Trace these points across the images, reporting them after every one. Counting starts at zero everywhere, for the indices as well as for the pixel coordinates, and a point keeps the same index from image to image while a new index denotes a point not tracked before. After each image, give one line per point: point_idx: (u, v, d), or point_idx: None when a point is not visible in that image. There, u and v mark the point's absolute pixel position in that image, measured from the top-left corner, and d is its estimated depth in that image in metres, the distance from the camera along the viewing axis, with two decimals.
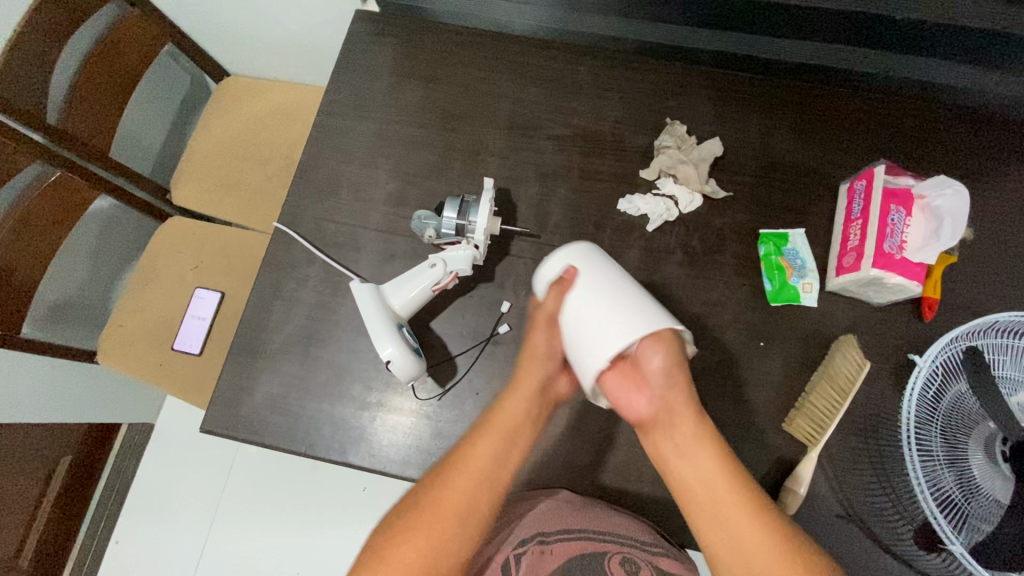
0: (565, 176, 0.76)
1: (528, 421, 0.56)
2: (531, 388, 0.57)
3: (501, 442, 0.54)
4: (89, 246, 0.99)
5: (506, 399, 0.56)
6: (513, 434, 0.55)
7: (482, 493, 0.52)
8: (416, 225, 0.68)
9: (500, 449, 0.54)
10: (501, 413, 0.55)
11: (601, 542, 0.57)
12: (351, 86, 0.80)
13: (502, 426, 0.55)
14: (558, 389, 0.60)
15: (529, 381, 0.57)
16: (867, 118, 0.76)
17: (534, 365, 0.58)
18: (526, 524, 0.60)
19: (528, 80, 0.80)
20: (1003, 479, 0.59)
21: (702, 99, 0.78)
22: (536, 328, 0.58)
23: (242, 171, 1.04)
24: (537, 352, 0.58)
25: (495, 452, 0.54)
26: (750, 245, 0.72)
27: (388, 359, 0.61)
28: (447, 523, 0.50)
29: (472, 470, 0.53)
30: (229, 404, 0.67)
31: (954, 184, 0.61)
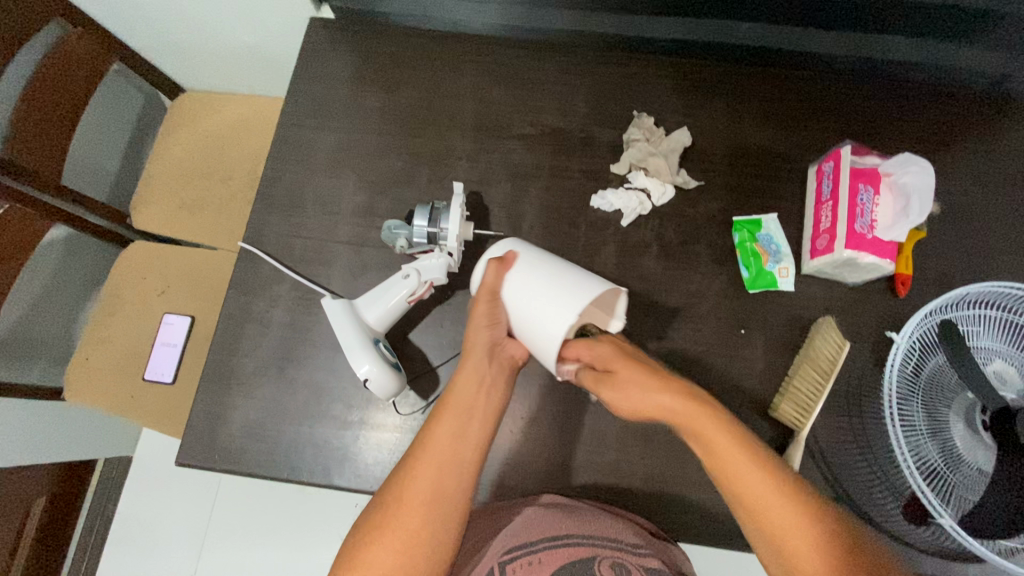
0: (536, 175, 0.75)
1: (480, 393, 0.56)
2: (478, 359, 0.57)
3: (460, 419, 0.55)
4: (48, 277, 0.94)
5: (456, 377, 0.57)
6: (464, 415, 0.55)
7: (448, 473, 0.52)
8: (387, 235, 0.66)
9: (457, 427, 0.54)
10: (451, 392, 0.56)
11: (591, 546, 0.53)
12: (311, 96, 0.78)
13: (454, 407, 0.55)
14: (510, 354, 0.60)
15: (477, 356, 0.58)
16: (830, 99, 0.77)
17: (478, 335, 0.58)
18: (512, 535, 0.56)
19: (492, 80, 0.79)
20: (984, 448, 0.61)
21: (670, 89, 0.77)
22: (478, 302, 0.58)
23: (205, 190, 1.01)
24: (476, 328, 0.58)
25: (452, 433, 0.54)
26: (724, 233, 0.72)
27: (365, 377, 0.57)
28: (415, 517, 0.49)
29: (432, 453, 0.53)
30: (204, 434, 0.65)
31: (917, 161, 0.62)
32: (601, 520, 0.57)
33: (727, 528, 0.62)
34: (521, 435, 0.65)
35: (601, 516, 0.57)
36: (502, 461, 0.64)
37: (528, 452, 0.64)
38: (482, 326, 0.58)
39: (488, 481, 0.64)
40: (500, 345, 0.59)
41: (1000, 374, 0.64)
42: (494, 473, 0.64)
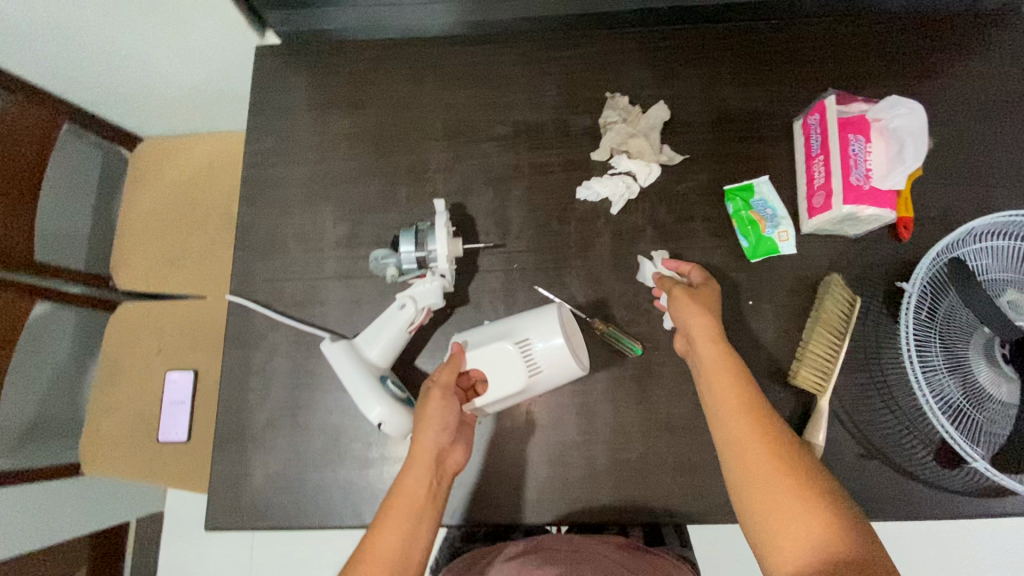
0: (517, 176, 0.72)
1: (430, 495, 0.54)
2: (422, 463, 0.55)
3: (407, 526, 0.52)
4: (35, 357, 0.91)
5: (404, 476, 0.54)
6: (416, 513, 0.53)
7: None
8: (376, 266, 0.64)
9: (407, 528, 0.52)
10: (401, 490, 0.54)
11: None
12: (272, 131, 0.75)
13: (403, 509, 0.53)
14: (452, 464, 0.57)
15: (421, 458, 0.55)
16: (803, 48, 0.74)
17: (424, 438, 0.55)
18: None
19: (455, 83, 0.76)
20: (1008, 381, 0.61)
21: (640, 64, 0.75)
22: (431, 397, 0.57)
23: (183, 240, 0.99)
24: (422, 432, 0.55)
25: (403, 538, 0.51)
26: (718, 205, 0.70)
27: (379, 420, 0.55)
28: None
29: (377, 559, 0.50)
30: (228, 495, 0.64)
31: (907, 102, 0.60)
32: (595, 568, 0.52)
33: None
34: (543, 444, 0.65)
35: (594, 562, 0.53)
36: (527, 474, 0.64)
37: (552, 459, 0.64)
38: (431, 432, 0.56)
39: (518, 496, 0.63)
40: (443, 454, 0.57)
41: (1016, 303, 0.63)
42: (523, 487, 0.64)
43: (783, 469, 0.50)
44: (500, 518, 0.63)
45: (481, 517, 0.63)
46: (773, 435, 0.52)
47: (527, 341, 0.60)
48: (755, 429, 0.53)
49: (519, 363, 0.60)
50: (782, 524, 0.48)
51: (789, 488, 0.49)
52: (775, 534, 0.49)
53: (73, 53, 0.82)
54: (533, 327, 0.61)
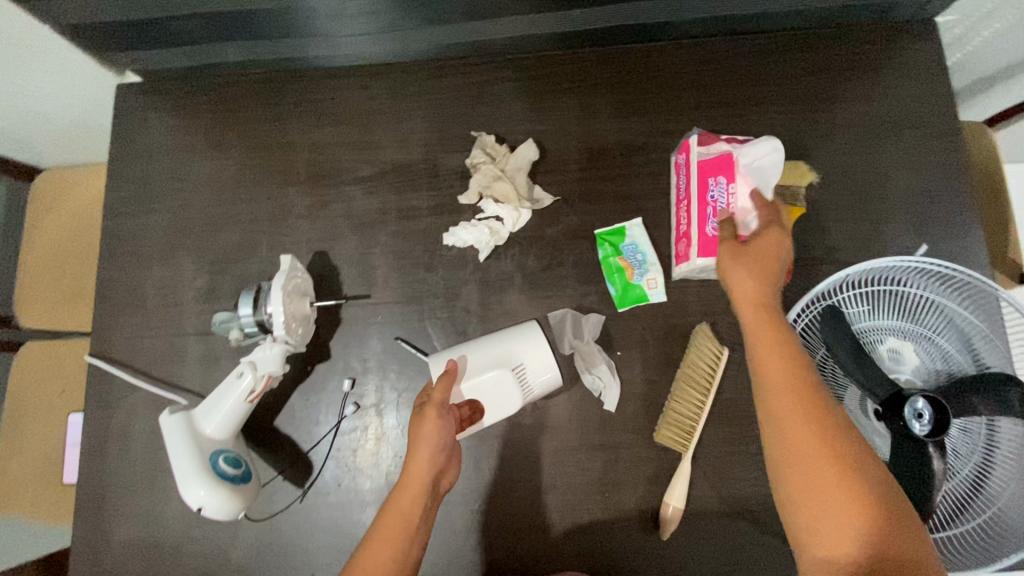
0: (383, 221, 0.69)
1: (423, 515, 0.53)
2: (420, 481, 0.52)
3: (400, 545, 0.51)
4: None
5: (398, 495, 0.52)
6: (408, 528, 0.51)
7: None
8: (219, 329, 0.61)
9: (399, 550, 0.50)
10: (391, 512, 0.52)
11: None
12: (131, 178, 0.72)
13: (394, 529, 0.51)
14: (443, 482, 0.56)
15: (427, 450, 0.53)
16: (687, 73, 0.69)
17: (420, 460, 0.53)
18: None
19: (321, 120, 0.72)
20: (880, 437, 0.58)
21: (514, 95, 0.70)
22: (427, 414, 0.54)
23: (82, 277, 0.97)
24: (417, 449, 0.53)
25: (393, 559, 0.50)
26: (589, 249, 0.66)
27: (200, 506, 0.52)
28: None
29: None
30: (88, 562, 0.64)
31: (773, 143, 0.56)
32: None
33: (623, 565, 0.60)
34: None
35: None
36: None
37: None
38: (425, 450, 0.53)
39: None
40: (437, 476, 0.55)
41: (896, 353, 0.60)
42: None
43: (826, 462, 0.44)
44: None
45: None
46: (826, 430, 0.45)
47: (521, 366, 0.60)
48: (801, 412, 0.45)
49: (511, 391, 0.59)
50: (824, 521, 0.43)
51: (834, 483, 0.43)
52: (818, 535, 0.43)
53: None
54: (529, 351, 0.60)
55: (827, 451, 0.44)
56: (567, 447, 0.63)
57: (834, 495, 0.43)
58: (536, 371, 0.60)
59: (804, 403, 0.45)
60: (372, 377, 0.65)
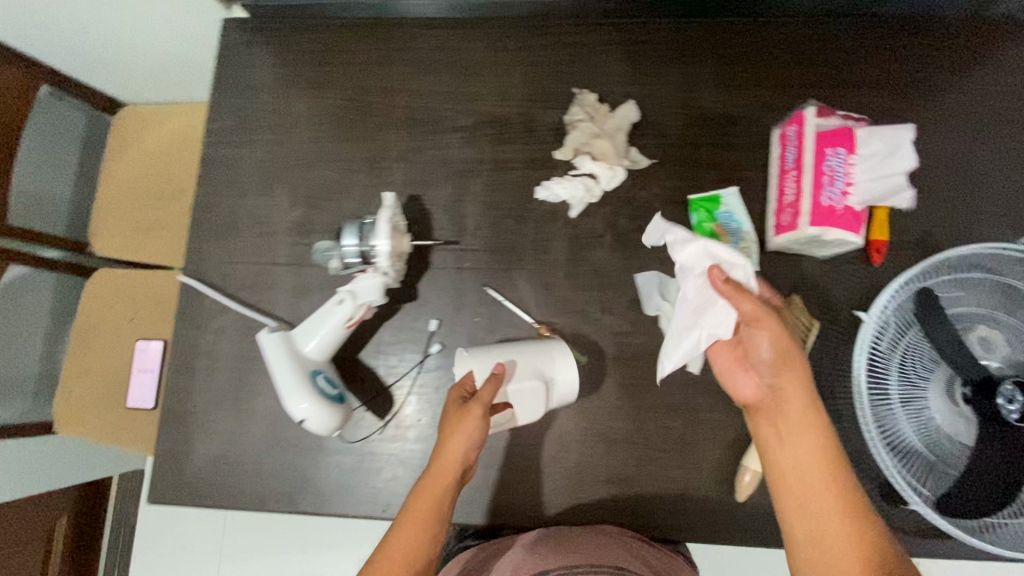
0: (477, 171, 0.70)
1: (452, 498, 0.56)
2: (455, 469, 0.56)
3: (428, 525, 0.54)
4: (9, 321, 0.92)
5: (432, 477, 0.56)
6: (440, 512, 0.55)
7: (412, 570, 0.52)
8: (320, 257, 0.63)
9: (430, 531, 0.54)
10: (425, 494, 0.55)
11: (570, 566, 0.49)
12: (233, 110, 0.74)
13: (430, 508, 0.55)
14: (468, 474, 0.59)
15: (463, 441, 0.56)
16: (790, 49, 0.69)
17: (457, 452, 0.56)
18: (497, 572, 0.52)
19: (422, 68, 0.73)
20: (965, 421, 0.58)
21: (614, 58, 0.71)
22: (470, 414, 0.57)
23: (157, 210, 0.99)
24: (451, 445, 0.56)
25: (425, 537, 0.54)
26: (681, 215, 0.67)
27: (304, 417, 0.55)
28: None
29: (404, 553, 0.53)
30: (172, 472, 0.66)
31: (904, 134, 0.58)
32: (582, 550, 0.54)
33: (695, 523, 0.61)
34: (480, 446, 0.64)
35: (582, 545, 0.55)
36: None
37: (489, 462, 0.64)
38: (463, 442, 0.56)
39: None
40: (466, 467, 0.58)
41: (986, 340, 0.60)
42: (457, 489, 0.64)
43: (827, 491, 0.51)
44: None
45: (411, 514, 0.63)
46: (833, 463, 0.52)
47: (553, 381, 0.61)
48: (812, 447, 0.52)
49: (543, 404, 0.61)
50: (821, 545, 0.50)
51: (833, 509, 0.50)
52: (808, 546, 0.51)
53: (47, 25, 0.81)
54: (560, 361, 0.61)
55: (829, 481, 0.51)
56: (645, 406, 0.64)
57: (834, 522, 0.50)
58: (564, 383, 0.61)
59: (814, 436, 0.53)
60: (458, 320, 0.67)
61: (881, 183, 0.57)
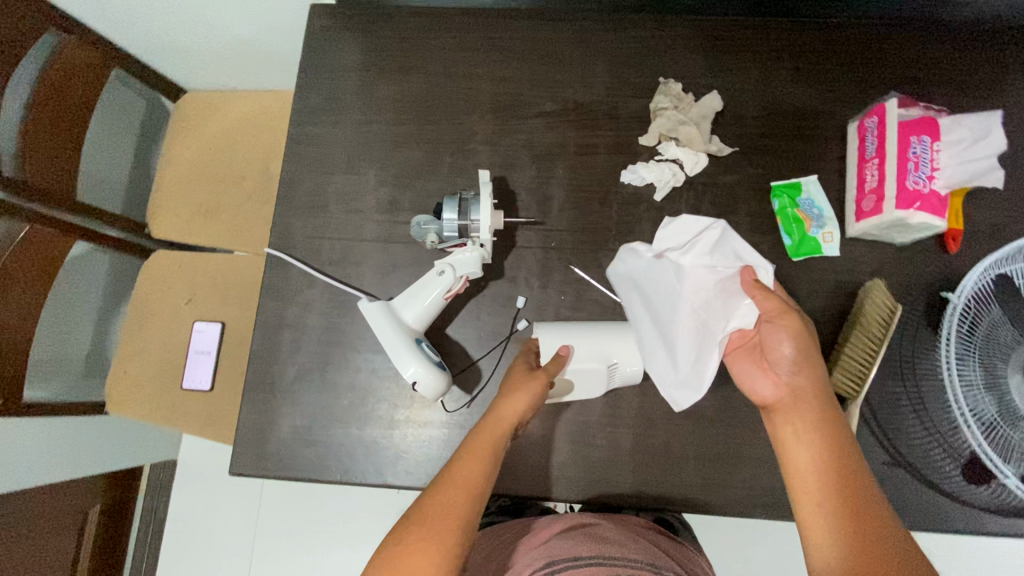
0: (562, 155, 0.72)
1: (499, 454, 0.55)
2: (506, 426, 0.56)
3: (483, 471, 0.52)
4: (67, 299, 0.92)
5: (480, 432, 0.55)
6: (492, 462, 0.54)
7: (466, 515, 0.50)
8: (416, 231, 0.64)
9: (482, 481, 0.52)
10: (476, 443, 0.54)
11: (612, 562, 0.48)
12: (320, 90, 0.75)
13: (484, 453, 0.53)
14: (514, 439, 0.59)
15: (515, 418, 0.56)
16: (865, 48, 0.72)
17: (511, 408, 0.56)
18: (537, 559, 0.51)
19: (507, 55, 0.75)
20: None
21: (695, 51, 0.73)
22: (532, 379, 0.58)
23: (217, 194, 1.00)
24: (503, 415, 0.56)
25: (474, 487, 0.51)
26: (763, 201, 0.69)
27: (414, 379, 0.57)
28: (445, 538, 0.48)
29: (457, 498, 0.50)
30: (255, 444, 0.65)
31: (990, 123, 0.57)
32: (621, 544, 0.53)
33: (782, 500, 0.62)
34: (568, 422, 0.65)
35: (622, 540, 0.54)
36: (550, 450, 0.64)
37: (577, 438, 0.64)
38: (518, 407, 0.56)
39: (536, 471, 0.64)
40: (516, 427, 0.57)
41: None
42: (546, 464, 0.64)
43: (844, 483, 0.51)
44: (520, 491, 0.64)
45: (499, 488, 0.63)
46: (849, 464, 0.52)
47: (616, 364, 0.63)
48: (830, 448, 0.53)
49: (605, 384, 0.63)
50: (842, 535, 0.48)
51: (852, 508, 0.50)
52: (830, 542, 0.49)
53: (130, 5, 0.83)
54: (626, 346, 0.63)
55: (843, 471, 0.52)
56: (731, 385, 0.65)
57: (846, 512, 0.49)
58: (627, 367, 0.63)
59: (829, 436, 0.53)
60: (544, 298, 0.68)
61: (970, 167, 0.57)
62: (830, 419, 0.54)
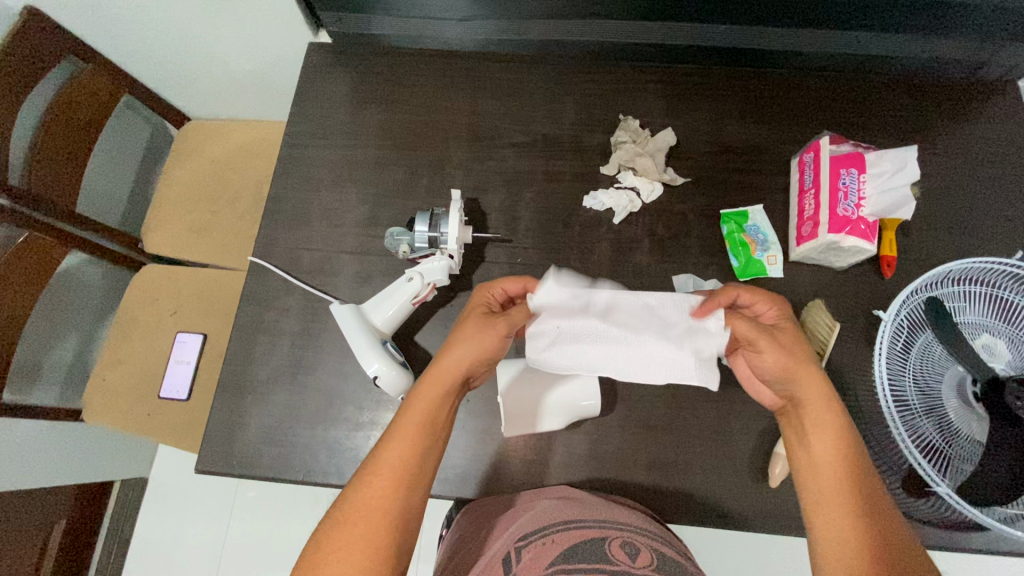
0: (530, 180, 0.78)
1: (443, 405, 0.56)
2: (449, 374, 0.57)
3: (417, 435, 0.54)
4: (50, 309, 0.98)
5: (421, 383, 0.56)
6: (433, 417, 0.55)
7: (400, 484, 0.52)
8: (390, 242, 0.69)
9: (419, 438, 0.54)
10: (416, 400, 0.55)
11: (602, 529, 0.53)
12: (311, 117, 0.82)
13: (422, 406, 0.55)
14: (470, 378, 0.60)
15: (436, 393, 0.56)
16: (803, 95, 0.80)
17: (454, 354, 0.57)
18: (526, 523, 0.56)
19: (483, 92, 0.82)
20: (977, 419, 0.62)
21: (651, 93, 0.81)
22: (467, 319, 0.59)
23: (210, 213, 1.05)
24: (448, 362, 0.57)
25: (409, 453, 0.53)
26: (713, 227, 0.75)
27: (376, 375, 0.62)
28: (375, 521, 0.50)
29: (390, 469, 0.52)
30: (222, 442, 0.67)
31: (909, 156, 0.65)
32: (609, 508, 0.57)
33: (730, 508, 0.65)
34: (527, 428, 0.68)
35: (606, 505, 0.58)
36: (509, 454, 0.67)
37: (535, 444, 0.67)
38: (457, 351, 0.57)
39: (494, 475, 0.66)
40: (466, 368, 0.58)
41: (988, 347, 0.65)
42: (505, 469, 0.66)
43: (853, 489, 0.52)
44: (479, 493, 0.66)
45: (459, 491, 0.65)
46: (854, 465, 0.53)
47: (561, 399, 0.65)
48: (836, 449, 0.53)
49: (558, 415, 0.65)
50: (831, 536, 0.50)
51: (850, 504, 0.51)
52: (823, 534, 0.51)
53: (146, 35, 0.91)
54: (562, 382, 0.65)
55: (849, 480, 0.52)
56: (683, 396, 0.68)
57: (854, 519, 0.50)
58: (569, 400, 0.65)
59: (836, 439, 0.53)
60: None
61: (889, 197, 0.66)
62: (835, 424, 0.54)
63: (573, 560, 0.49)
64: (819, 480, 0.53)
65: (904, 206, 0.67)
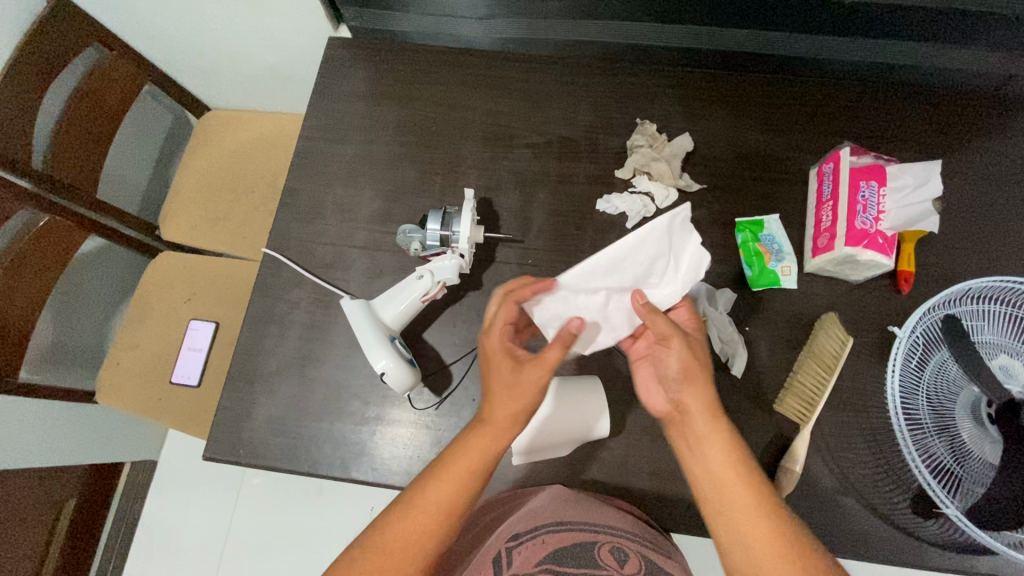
0: (544, 181, 0.78)
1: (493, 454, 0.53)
2: (501, 422, 0.53)
3: (461, 482, 0.51)
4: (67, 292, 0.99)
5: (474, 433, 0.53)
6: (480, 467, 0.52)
7: (438, 528, 0.50)
8: (402, 239, 0.68)
9: (464, 485, 0.51)
10: (465, 448, 0.52)
11: (592, 532, 0.53)
12: (328, 111, 0.82)
13: (473, 454, 0.52)
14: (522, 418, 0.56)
15: (486, 444, 0.53)
16: (825, 105, 0.79)
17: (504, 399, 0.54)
18: (516, 523, 0.56)
19: (500, 91, 0.82)
20: (991, 442, 0.61)
21: (669, 98, 0.80)
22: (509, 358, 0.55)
23: (226, 202, 1.06)
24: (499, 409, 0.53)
25: (452, 498, 0.51)
26: (727, 235, 0.74)
27: (384, 371, 0.62)
28: (406, 558, 0.49)
29: (429, 511, 0.50)
30: (230, 430, 0.68)
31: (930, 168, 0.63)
32: (601, 511, 0.57)
33: None
34: None
35: (599, 507, 0.58)
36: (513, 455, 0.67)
37: None
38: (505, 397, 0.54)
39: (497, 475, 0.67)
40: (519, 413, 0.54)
41: (1007, 368, 0.64)
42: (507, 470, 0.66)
43: (755, 502, 0.48)
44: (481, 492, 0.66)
45: None
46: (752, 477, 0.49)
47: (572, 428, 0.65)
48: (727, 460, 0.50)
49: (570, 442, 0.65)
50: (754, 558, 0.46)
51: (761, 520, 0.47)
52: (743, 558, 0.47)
53: (169, 25, 0.92)
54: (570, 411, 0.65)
55: (752, 493, 0.48)
56: None
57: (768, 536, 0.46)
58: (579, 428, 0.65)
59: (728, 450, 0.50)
60: None
61: (911, 211, 0.63)
62: (718, 429, 0.51)
63: (561, 563, 0.49)
64: (720, 496, 0.49)
65: (930, 216, 0.63)
